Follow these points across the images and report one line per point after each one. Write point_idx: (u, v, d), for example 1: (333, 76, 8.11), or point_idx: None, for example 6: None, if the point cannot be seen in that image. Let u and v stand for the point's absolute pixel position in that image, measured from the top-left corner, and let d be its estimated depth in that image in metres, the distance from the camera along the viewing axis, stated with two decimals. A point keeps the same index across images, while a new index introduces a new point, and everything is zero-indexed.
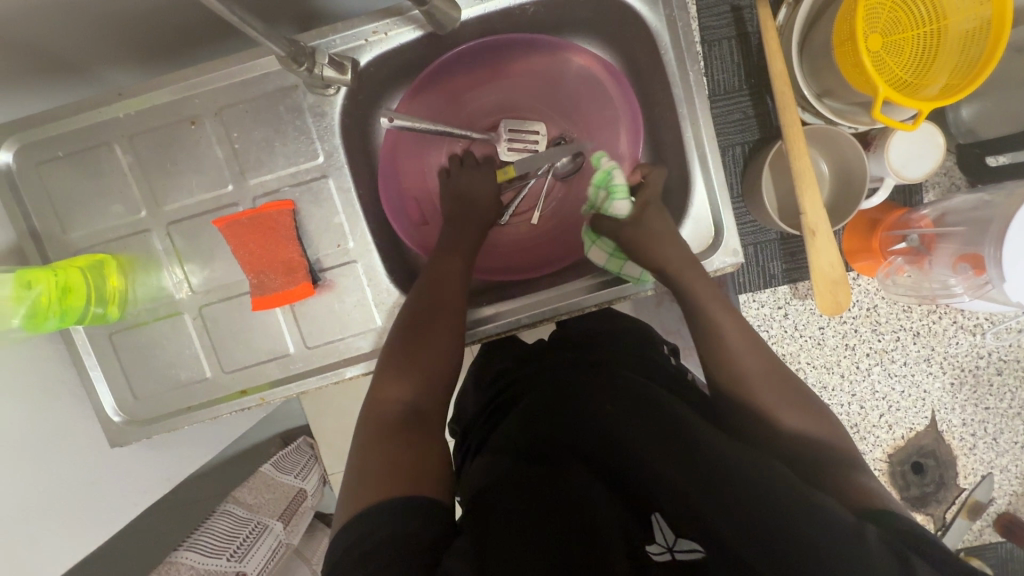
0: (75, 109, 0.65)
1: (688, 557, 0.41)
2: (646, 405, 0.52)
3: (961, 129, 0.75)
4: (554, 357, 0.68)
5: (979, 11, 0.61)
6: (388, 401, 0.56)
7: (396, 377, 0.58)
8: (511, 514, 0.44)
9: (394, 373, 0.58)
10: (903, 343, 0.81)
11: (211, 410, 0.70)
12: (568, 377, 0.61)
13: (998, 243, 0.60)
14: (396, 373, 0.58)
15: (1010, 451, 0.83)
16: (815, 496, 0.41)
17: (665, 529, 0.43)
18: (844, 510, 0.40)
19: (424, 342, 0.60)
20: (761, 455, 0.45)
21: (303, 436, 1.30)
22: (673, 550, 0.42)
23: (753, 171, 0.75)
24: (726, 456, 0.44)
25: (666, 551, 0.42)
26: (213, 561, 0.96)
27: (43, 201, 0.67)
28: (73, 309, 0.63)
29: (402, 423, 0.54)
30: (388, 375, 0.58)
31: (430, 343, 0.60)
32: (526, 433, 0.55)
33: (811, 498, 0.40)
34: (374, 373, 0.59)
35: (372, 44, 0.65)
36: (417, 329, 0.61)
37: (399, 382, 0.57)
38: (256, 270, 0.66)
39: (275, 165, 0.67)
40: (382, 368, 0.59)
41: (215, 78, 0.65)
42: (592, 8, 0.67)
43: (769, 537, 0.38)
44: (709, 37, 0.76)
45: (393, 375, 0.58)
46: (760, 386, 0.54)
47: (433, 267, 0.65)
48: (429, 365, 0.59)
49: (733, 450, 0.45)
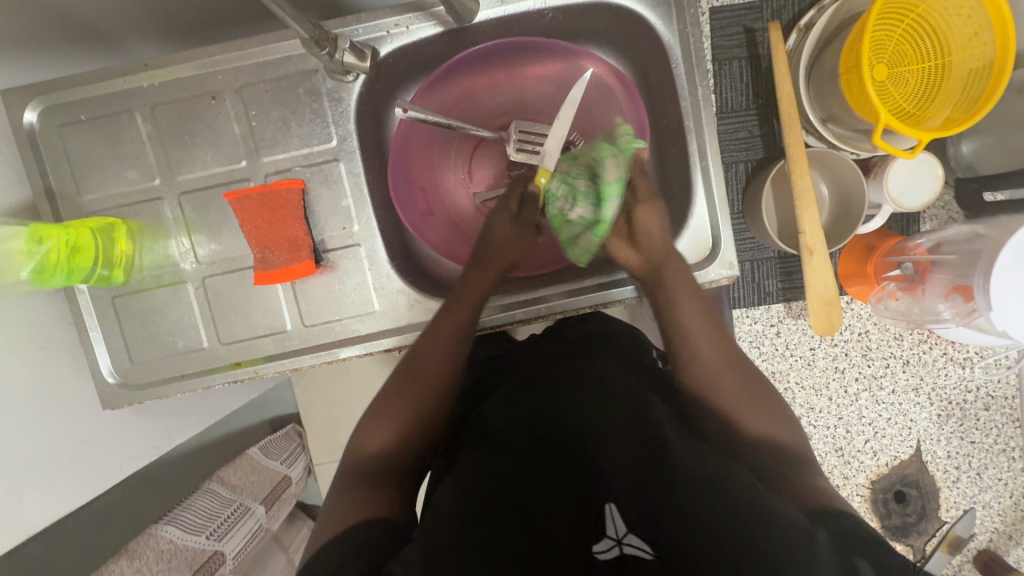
0: (102, 77, 0.67)
1: (632, 552, 0.49)
2: (618, 413, 0.61)
3: (960, 164, 0.76)
4: (542, 358, 0.73)
5: (983, 51, 0.63)
6: (375, 444, 0.63)
7: (378, 426, 0.64)
8: (506, 511, 0.52)
9: (382, 417, 0.64)
10: (892, 370, 0.82)
11: (204, 380, 0.71)
12: (551, 373, 0.69)
13: (986, 275, 0.61)
14: (383, 417, 0.65)
15: (994, 487, 0.83)
16: (764, 505, 0.49)
17: (616, 524, 0.50)
18: (793, 514, 0.49)
19: (406, 397, 0.65)
20: (717, 468, 0.54)
21: (291, 423, 1.31)
22: (620, 543, 0.49)
23: (754, 189, 0.76)
24: (686, 469, 0.53)
25: (614, 546, 0.50)
26: (191, 537, 0.92)
27: (61, 162, 0.69)
28: (81, 268, 0.64)
29: (377, 472, 0.60)
30: (370, 424, 0.64)
31: (412, 399, 0.65)
32: (512, 420, 0.63)
33: (761, 502, 0.50)
34: (360, 421, 0.66)
35: (393, 36, 0.67)
36: (404, 380, 0.66)
37: (380, 432, 0.63)
38: (261, 245, 0.68)
39: (288, 145, 0.69)
40: (371, 412, 0.65)
41: (239, 56, 0.67)
42: (609, 18, 0.69)
43: (715, 540, 0.47)
44: (720, 56, 0.78)
45: (376, 424, 0.64)
46: (722, 391, 0.63)
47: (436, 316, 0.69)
48: (409, 418, 0.64)
49: (692, 463, 0.54)
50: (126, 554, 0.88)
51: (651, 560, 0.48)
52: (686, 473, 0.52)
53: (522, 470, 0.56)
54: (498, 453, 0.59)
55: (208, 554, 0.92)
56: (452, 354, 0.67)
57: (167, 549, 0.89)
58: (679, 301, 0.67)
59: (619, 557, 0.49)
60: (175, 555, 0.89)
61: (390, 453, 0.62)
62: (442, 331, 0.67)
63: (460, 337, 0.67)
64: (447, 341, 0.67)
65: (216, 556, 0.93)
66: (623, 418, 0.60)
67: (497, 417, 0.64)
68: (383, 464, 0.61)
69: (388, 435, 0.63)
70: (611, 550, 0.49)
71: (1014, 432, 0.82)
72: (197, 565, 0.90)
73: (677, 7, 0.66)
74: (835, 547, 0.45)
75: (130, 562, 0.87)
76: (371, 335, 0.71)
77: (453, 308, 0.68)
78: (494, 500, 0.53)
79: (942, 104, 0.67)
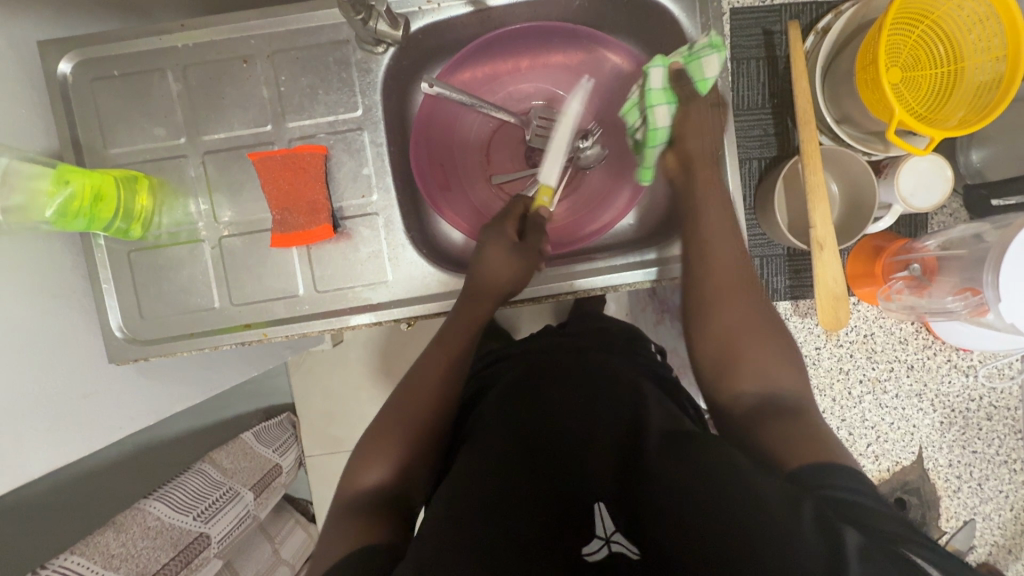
0: (138, 35, 0.69)
1: (620, 549, 0.52)
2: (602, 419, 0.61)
3: (970, 171, 0.78)
4: (533, 358, 0.75)
5: (995, 59, 0.65)
6: (366, 482, 0.60)
7: (374, 457, 0.61)
8: (497, 515, 0.51)
9: (372, 454, 0.62)
10: (896, 375, 0.82)
11: (213, 339, 0.71)
12: (540, 380, 0.69)
13: (995, 269, 0.62)
14: (373, 453, 0.62)
15: (994, 499, 0.83)
16: (752, 486, 0.47)
17: (605, 522, 0.54)
18: (772, 488, 0.46)
19: (405, 423, 0.63)
20: (705, 459, 0.52)
21: (287, 411, 1.27)
22: (609, 541, 0.53)
23: (767, 185, 0.78)
24: (672, 471, 0.52)
25: (603, 544, 0.53)
26: (177, 517, 0.88)
27: (91, 116, 0.70)
28: (101, 216, 0.64)
29: (376, 501, 0.57)
30: (366, 457, 0.62)
31: (404, 432, 0.63)
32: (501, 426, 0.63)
33: (747, 485, 0.47)
34: (354, 456, 0.63)
35: (424, 12, 0.70)
36: (401, 404, 0.65)
37: (376, 462, 0.61)
38: (280, 207, 0.69)
39: (315, 112, 0.70)
40: (363, 451, 0.63)
41: (273, 23, 0.69)
42: (634, 10, 0.72)
43: (720, 539, 0.44)
44: (738, 55, 0.80)
45: (372, 456, 0.61)
46: (746, 355, 0.63)
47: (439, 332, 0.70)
48: (409, 442, 0.62)
49: (678, 468, 0.52)
50: (112, 525, 0.82)
51: (638, 558, 0.51)
52: (672, 475, 0.51)
53: (513, 458, 0.58)
54: (488, 446, 0.60)
55: (193, 536, 0.88)
56: (450, 372, 0.67)
57: (154, 527, 0.85)
58: (695, 244, 0.69)
59: (608, 555, 0.52)
60: (160, 533, 0.85)
61: (389, 484, 0.59)
62: (439, 354, 0.68)
63: (459, 357, 0.68)
64: (444, 360, 0.68)
65: (202, 538, 0.89)
66: (611, 424, 0.61)
67: (489, 420, 0.65)
68: (381, 497, 0.58)
69: (381, 468, 0.60)
70: (600, 550, 0.52)
71: (1015, 444, 0.82)
72: (181, 547, 0.85)
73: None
74: (818, 518, 0.42)
75: (116, 536, 0.81)
76: (382, 304, 0.71)
77: (451, 327, 0.68)
78: (488, 488, 0.54)
79: (952, 109, 0.69)
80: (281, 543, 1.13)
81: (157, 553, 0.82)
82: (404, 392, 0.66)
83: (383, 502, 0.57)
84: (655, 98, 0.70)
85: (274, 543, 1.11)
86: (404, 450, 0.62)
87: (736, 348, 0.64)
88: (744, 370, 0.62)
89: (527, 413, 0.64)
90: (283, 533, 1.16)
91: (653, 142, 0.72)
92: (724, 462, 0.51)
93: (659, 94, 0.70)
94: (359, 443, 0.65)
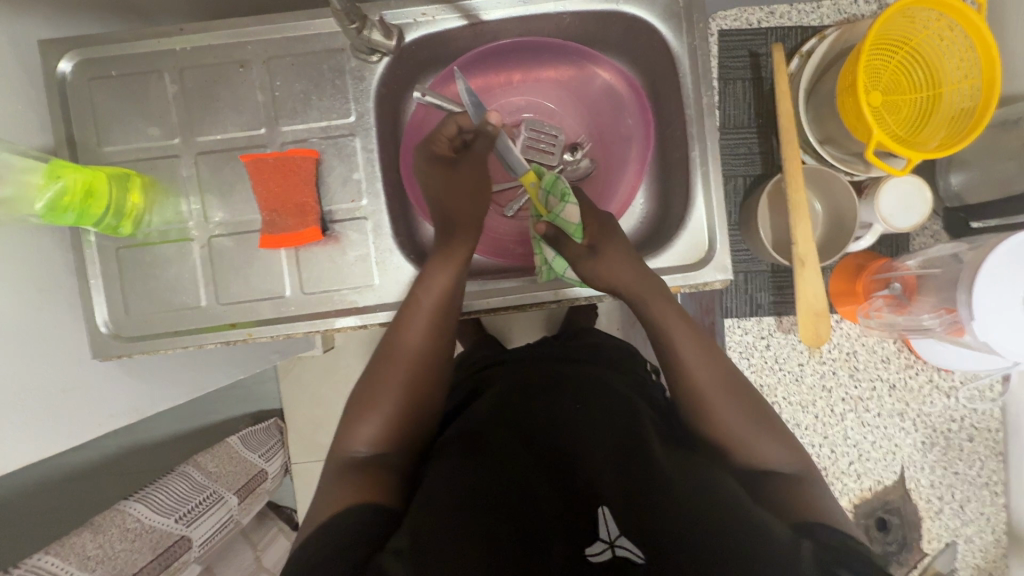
0: (137, 37, 0.70)
1: (625, 554, 0.50)
2: (606, 423, 0.61)
3: (949, 195, 0.81)
4: (530, 368, 0.74)
5: (971, 87, 0.67)
6: (355, 442, 0.59)
7: (362, 418, 0.61)
8: (489, 518, 0.51)
9: (358, 415, 0.61)
10: (878, 394, 0.83)
11: (198, 337, 0.71)
12: (542, 388, 0.69)
13: (969, 290, 0.63)
14: (359, 415, 0.61)
15: (976, 521, 0.83)
16: (760, 515, 0.49)
17: (609, 525, 0.53)
18: (784, 531, 0.48)
19: (393, 380, 0.62)
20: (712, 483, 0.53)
21: (274, 416, 1.27)
22: (612, 545, 0.51)
23: (751, 202, 0.80)
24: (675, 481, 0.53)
25: (606, 548, 0.51)
26: (158, 519, 0.87)
27: (87, 115, 0.71)
28: (92, 211, 0.65)
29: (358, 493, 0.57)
30: (359, 409, 0.61)
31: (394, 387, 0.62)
32: (500, 431, 0.62)
33: (757, 518, 0.49)
34: (346, 410, 0.62)
35: (419, 24, 0.71)
36: (386, 359, 0.63)
37: (364, 423, 0.60)
38: (270, 208, 0.70)
39: (308, 117, 0.71)
40: (350, 411, 0.62)
41: (270, 29, 0.70)
42: (622, 29, 0.74)
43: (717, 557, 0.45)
44: (726, 75, 0.82)
45: (367, 409, 0.61)
46: (729, 410, 0.60)
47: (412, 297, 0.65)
48: (402, 401, 0.61)
49: (682, 478, 0.53)
50: (90, 526, 0.80)
51: (642, 561, 0.49)
52: (678, 492, 0.51)
53: (504, 474, 0.56)
54: (484, 449, 0.59)
55: (173, 539, 0.86)
56: (432, 326, 0.64)
57: (133, 528, 0.83)
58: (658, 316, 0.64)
59: (611, 558, 0.51)
60: (140, 536, 0.83)
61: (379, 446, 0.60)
62: (417, 309, 0.64)
63: (439, 313, 0.64)
64: (425, 315, 0.64)
65: (182, 542, 0.87)
66: (614, 427, 0.61)
67: (484, 426, 0.63)
68: (373, 465, 0.58)
69: (370, 431, 0.60)
70: (604, 552, 0.51)
71: (997, 466, 0.82)
72: (161, 550, 0.84)
73: (687, 20, 0.69)
74: (817, 560, 0.45)
75: (94, 537, 0.79)
76: (367, 308, 0.71)
77: (428, 281, 0.65)
78: (484, 493, 0.54)
79: (931, 132, 0.71)
80: (263, 550, 1.12)
81: (135, 555, 0.81)
82: (380, 358, 0.64)
83: (378, 464, 0.58)
84: (558, 265, 0.70)
85: (256, 550, 1.09)
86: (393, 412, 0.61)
87: (726, 428, 0.59)
88: (739, 439, 0.59)
89: (525, 420, 0.63)
90: (265, 540, 1.14)
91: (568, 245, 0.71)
92: (724, 496, 0.51)
93: (557, 262, 0.70)
94: (352, 395, 0.64)
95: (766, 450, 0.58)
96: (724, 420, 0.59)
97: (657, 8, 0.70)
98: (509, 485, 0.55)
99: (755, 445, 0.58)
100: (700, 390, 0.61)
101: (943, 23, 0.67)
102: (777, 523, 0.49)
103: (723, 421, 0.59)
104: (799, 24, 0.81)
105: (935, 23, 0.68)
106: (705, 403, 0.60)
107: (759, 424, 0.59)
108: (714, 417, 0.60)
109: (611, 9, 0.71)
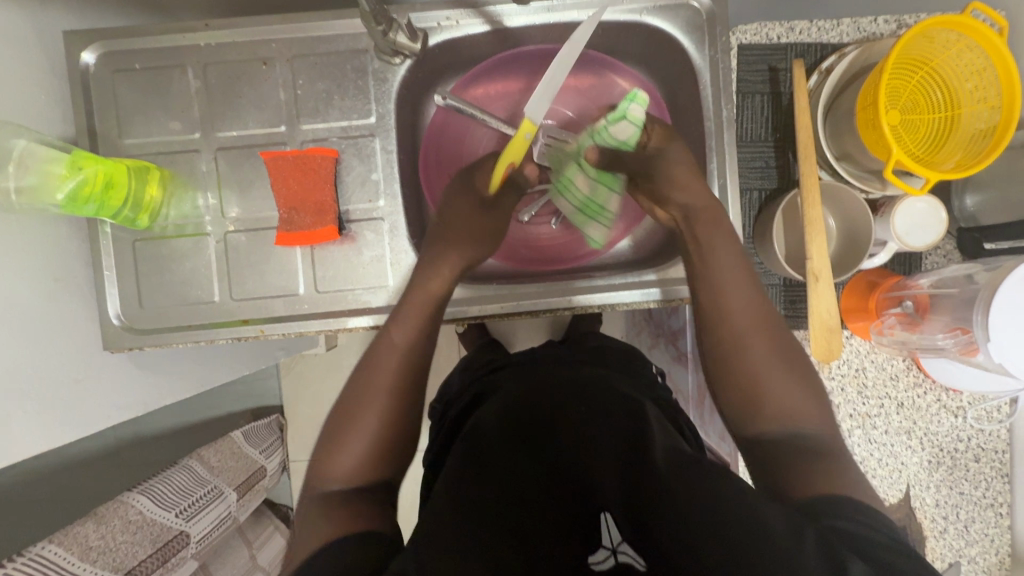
0: (162, 32, 0.71)
1: (627, 560, 0.53)
2: (614, 429, 0.61)
3: (964, 215, 0.82)
4: (540, 371, 0.73)
5: (990, 108, 0.68)
6: (331, 475, 0.58)
7: (338, 447, 0.60)
8: (502, 529, 0.51)
9: (331, 448, 0.60)
10: (886, 411, 0.83)
11: (209, 332, 0.71)
12: (551, 390, 0.68)
13: (986, 310, 0.64)
14: (331, 448, 0.60)
15: (980, 542, 0.82)
16: (760, 504, 0.46)
17: (612, 533, 0.56)
18: (781, 516, 0.45)
19: (364, 414, 0.61)
20: (717, 476, 0.51)
21: (275, 413, 1.26)
22: (614, 552, 0.54)
23: (765, 217, 0.80)
24: (668, 482, 0.52)
25: (609, 556, 0.54)
26: (160, 512, 0.86)
27: (108, 106, 0.71)
28: (111, 202, 0.65)
29: (357, 495, 0.56)
30: (328, 448, 0.60)
31: (380, 409, 0.61)
32: (506, 429, 0.62)
33: (754, 506, 0.46)
34: (319, 443, 0.61)
35: (443, 28, 0.72)
36: (356, 394, 0.63)
37: (338, 452, 0.59)
38: (288, 206, 0.70)
39: (328, 117, 0.72)
40: (324, 444, 0.61)
41: (294, 28, 0.71)
42: (643, 39, 0.74)
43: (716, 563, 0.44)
44: (744, 89, 0.83)
45: (338, 444, 0.60)
46: (772, 383, 0.59)
47: (395, 325, 0.65)
48: (372, 436, 0.60)
49: (678, 479, 0.52)
50: (93, 517, 0.80)
51: (642, 570, 0.51)
52: (673, 494, 0.50)
53: (510, 479, 0.56)
54: (496, 448, 0.60)
55: (173, 534, 0.86)
56: (405, 361, 0.64)
57: (135, 520, 0.83)
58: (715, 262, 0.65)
59: (615, 564, 0.53)
60: (141, 529, 0.83)
61: (357, 473, 0.58)
62: (388, 347, 0.64)
63: (410, 351, 0.64)
64: (397, 350, 0.64)
65: (181, 537, 0.86)
66: (618, 433, 0.60)
67: (492, 427, 0.63)
68: (350, 490, 0.56)
69: (346, 463, 0.59)
70: (606, 560, 0.54)
71: (1002, 487, 0.82)
72: (160, 544, 0.83)
73: (710, 33, 0.70)
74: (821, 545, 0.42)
75: (96, 527, 0.79)
76: (380, 308, 0.71)
77: (400, 319, 0.65)
78: (493, 496, 0.54)
79: (948, 152, 0.72)
80: (260, 548, 1.11)
81: (135, 548, 0.80)
82: (357, 386, 0.63)
83: (361, 496, 0.56)
84: (580, 220, 0.76)
85: (251, 548, 1.08)
86: (371, 441, 0.60)
87: (762, 394, 0.59)
88: (767, 405, 0.58)
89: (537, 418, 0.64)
90: (261, 538, 1.13)
91: (592, 210, 0.75)
92: (726, 487, 0.49)
93: (581, 216, 0.76)
94: (324, 427, 0.63)
95: (801, 404, 0.57)
96: (771, 389, 0.58)
97: (679, 20, 0.71)
98: (515, 493, 0.55)
99: (793, 408, 0.57)
100: (740, 334, 0.62)
101: (963, 44, 0.68)
102: (782, 509, 0.46)
103: (770, 386, 0.59)
104: (819, 41, 0.81)
105: (955, 44, 0.69)
106: (740, 340, 0.61)
107: (797, 374, 0.59)
108: (756, 381, 0.59)
109: (633, 20, 0.72)
